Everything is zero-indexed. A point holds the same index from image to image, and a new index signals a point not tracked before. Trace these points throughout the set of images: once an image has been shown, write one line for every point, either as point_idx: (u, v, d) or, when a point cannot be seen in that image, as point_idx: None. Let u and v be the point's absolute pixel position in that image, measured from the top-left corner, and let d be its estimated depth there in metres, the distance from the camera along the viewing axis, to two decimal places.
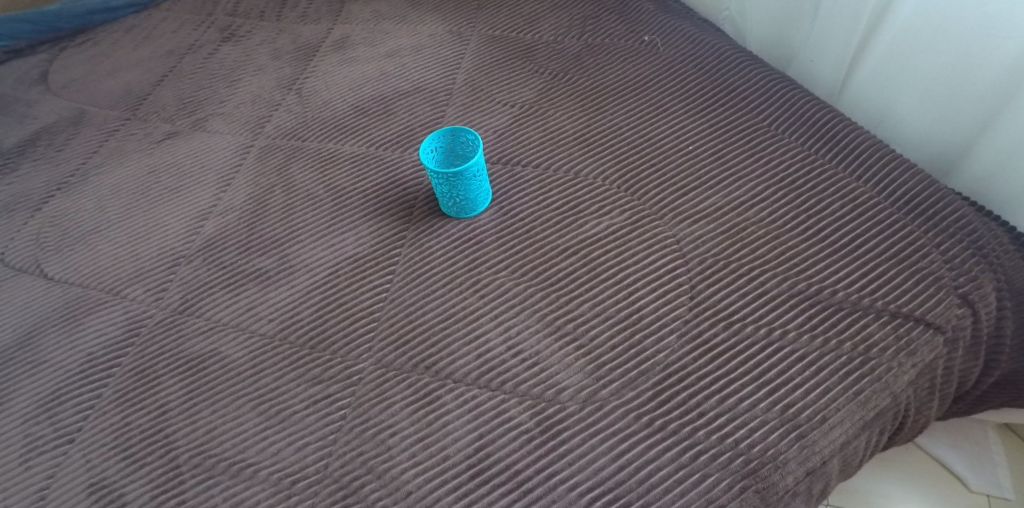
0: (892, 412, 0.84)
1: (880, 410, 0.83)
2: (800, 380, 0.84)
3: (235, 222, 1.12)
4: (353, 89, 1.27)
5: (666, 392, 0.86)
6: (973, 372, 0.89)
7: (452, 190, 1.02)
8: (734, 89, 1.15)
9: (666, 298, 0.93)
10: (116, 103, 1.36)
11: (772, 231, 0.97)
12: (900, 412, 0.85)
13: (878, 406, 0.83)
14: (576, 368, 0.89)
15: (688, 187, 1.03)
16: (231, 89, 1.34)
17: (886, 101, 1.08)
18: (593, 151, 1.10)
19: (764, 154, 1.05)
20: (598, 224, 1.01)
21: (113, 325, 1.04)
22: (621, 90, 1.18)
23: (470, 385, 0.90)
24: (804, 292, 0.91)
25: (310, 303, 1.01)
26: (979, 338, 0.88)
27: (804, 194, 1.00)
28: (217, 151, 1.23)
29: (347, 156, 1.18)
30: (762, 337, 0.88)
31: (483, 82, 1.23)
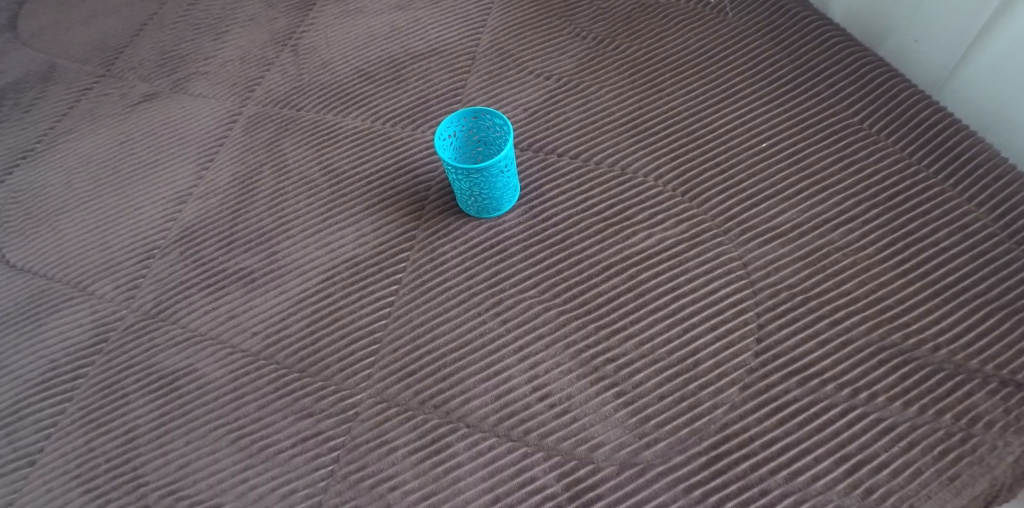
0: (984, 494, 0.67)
1: (973, 497, 0.67)
2: (886, 458, 0.70)
3: (216, 208, 0.96)
4: (358, 49, 1.09)
5: (722, 460, 0.71)
6: None
7: (472, 186, 0.84)
8: (818, 71, 0.95)
9: (727, 339, 0.77)
10: (91, 57, 1.19)
11: (859, 261, 0.80)
12: (992, 491, 0.67)
13: (972, 493, 0.67)
14: (616, 422, 0.74)
15: (760, 198, 0.86)
16: (218, 42, 1.17)
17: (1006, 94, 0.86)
18: (643, 140, 0.92)
19: (855, 159, 0.87)
20: (647, 238, 0.84)
21: (78, 328, 0.91)
22: (680, 64, 0.98)
23: (486, 434, 0.75)
24: (898, 346, 0.75)
25: (301, 314, 0.85)
26: None
27: (902, 215, 0.83)
28: (200, 120, 1.07)
29: (347, 131, 1.00)
30: (842, 399, 0.73)
31: (513, 46, 1.03)
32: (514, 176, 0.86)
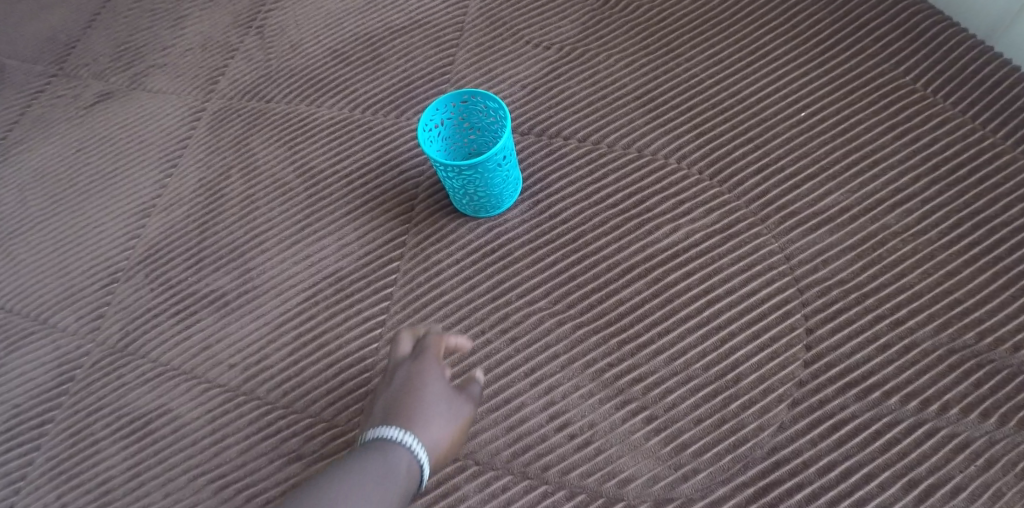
0: None
1: None
2: (962, 480, 0.61)
3: (182, 221, 0.86)
4: (330, 27, 0.96)
5: (771, 492, 0.62)
6: None
7: (465, 183, 0.72)
8: (859, 24, 0.83)
9: (772, 349, 0.67)
10: (41, 54, 1.07)
11: (920, 248, 0.71)
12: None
13: None
14: (648, 451, 0.64)
15: (801, 177, 0.75)
16: (177, 28, 1.05)
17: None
18: (661, 116, 0.80)
19: (908, 123, 0.77)
20: (672, 232, 0.73)
21: (40, 368, 0.80)
22: (699, 24, 0.86)
23: (499, 473, 0.65)
24: (971, 347, 0.66)
25: (284, 341, 0.75)
26: None
27: (967, 190, 0.73)
28: (161, 120, 0.95)
29: (323, 123, 0.88)
30: (909, 413, 0.64)
31: (505, 11, 0.90)
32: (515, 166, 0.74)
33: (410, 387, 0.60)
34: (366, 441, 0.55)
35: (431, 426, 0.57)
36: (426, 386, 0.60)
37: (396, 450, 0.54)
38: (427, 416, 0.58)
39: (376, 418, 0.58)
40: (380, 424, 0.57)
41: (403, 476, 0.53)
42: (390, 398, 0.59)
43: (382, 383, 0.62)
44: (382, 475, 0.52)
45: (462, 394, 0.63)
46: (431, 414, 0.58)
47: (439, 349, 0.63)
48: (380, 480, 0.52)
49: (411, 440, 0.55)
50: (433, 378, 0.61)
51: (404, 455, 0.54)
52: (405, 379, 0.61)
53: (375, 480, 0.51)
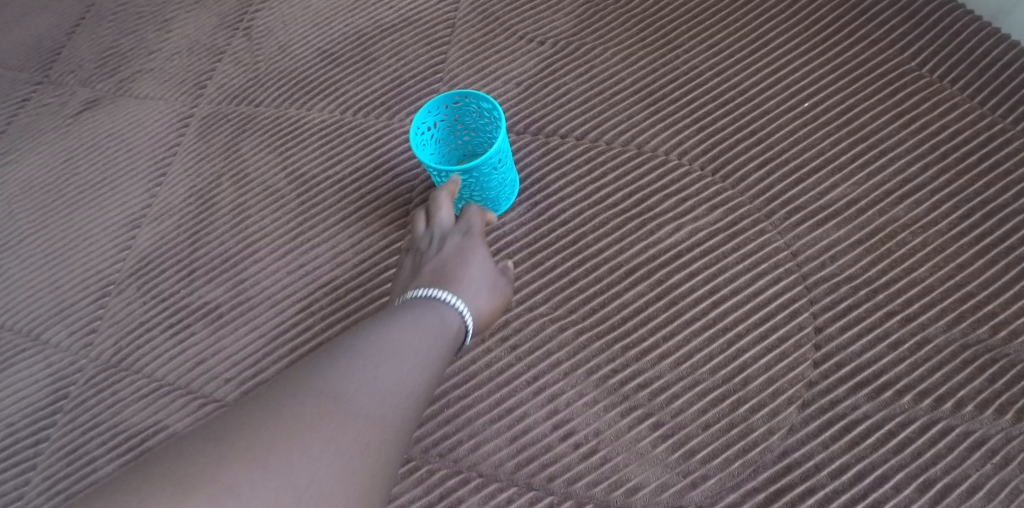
0: None
1: None
2: (979, 480, 0.59)
3: (173, 231, 0.84)
4: (319, 26, 0.94)
5: (783, 497, 0.60)
6: None
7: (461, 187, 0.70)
8: (862, 9, 0.81)
9: (781, 350, 0.65)
10: (25, 61, 1.05)
11: (930, 240, 0.69)
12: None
13: None
14: (655, 458, 0.63)
15: (806, 171, 0.73)
16: (163, 32, 1.02)
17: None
18: (660, 111, 0.78)
19: (915, 110, 0.74)
20: (675, 231, 0.71)
21: (33, 386, 0.79)
22: (697, 14, 0.83)
23: (503, 484, 0.63)
24: (985, 342, 0.64)
25: (280, 353, 0.74)
26: None
27: (978, 178, 0.70)
28: (148, 127, 0.93)
29: (313, 127, 0.86)
30: (923, 411, 0.62)
31: (497, 6, 0.88)
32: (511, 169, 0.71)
33: (456, 258, 0.65)
34: (416, 297, 0.60)
35: (476, 294, 0.63)
36: (469, 259, 0.65)
37: (444, 309, 0.59)
38: (473, 284, 0.63)
39: (422, 279, 0.64)
40: (428, 283, 0.63)
41: (450, 334, 0.58)
42: (436, 264, 0.65)
43: (424, 250, 0.68)
44: (431, 331, 0.57)
45: (501, 271, 0.68)
46: (474, 282, 0.64)
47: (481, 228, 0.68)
48: (429, 334, 0.57)
49: (457, 303, 0.61)
50: (476, 253, 0.66)
51: (450, 316, 0.60)
52: (450, 250, 0.66)
53: (424, 335, 0.56)
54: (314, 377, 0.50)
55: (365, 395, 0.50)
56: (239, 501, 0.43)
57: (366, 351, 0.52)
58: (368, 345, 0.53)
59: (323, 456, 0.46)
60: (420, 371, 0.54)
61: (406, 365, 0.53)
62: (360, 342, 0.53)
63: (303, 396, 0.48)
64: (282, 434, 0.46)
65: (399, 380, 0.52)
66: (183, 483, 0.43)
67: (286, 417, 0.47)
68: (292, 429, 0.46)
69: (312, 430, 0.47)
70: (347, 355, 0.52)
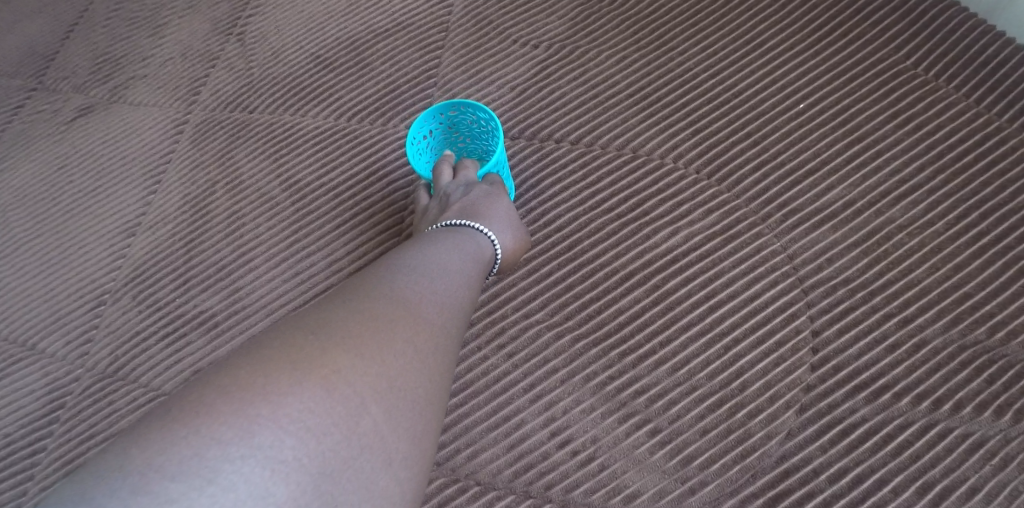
0: None
1: None
2: (978, 482, 0.59)
3: (168, 239, 0.84)
4: (312, 31, 0.94)
5: (782, 502, 0.60)
6: None
7: None
8: (857, 8, 0.80)
9: (778, 355, 0.65)
10: (18, 68, 1.04)
11: (927, 241, 0.68)
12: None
13: None
14: (653, 464, 0.62)
15: (802, 173, 0.73)
16: (156, 38, 1.02)
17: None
18: (655, 114, 0.77)
19: (911, 109, 0.74)
20: (671, 236, 0.71)
21: (29, 396, 0.78)
22: (691, 15, 0.83)
23: (501, 493, 0.63)
24: (983, 343, 0.64)
25: None
26: None
27: (974, 178, 0.70)
28: (143, 134, 0.93)
29: (308, 133, 0.86)
30: (921, 414, 0.62)
31: (490, 9, 0.88)
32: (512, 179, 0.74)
33: (484, 197, 0.68)
34: (450, 226, 0.64)
35: (507, 227, 0.66)
36: (498, 198, 0.68)
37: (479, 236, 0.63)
38: (501, 220, 0.66)
39: (452, 213, 0.66)
40: (460, 217, 0.65)
41: (485, 262, 0.63)
42: (466, 202, 0.67)
43: (449, 193, 0.70)
44: (471, 257, 0.61)
45: (519, 218, 0.71)
46: (503, 220, 0.67)
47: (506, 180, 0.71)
48: (470, 259, 0.61)
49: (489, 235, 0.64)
50: (501, 196, 0.69)
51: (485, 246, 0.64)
52: (476, 192, 0.69)
53: (467, 260, 0.60)
54: (384, 283, 0.53)
55: (434, 300, 0.53)
56: (350, 380, 0.46)
57: (423, 266, 0.56)
58: (420, 262, 0.56)
59: (409, 346, 0.49)
60: (466, 285, 0.58)
61: (457, 282, 0.57)
62: (414, 259, 0.57)
63: (381, 297, 0.51)
64: (373, 325, 0.49)
65: (455, 293, 0.56)
66: (289, 366, 0.45)
67: (371, 312, 0.50)
68: (378, 321, 0.49)
69: (399, 323, 0.50)
70: (408, 268, 0.55)
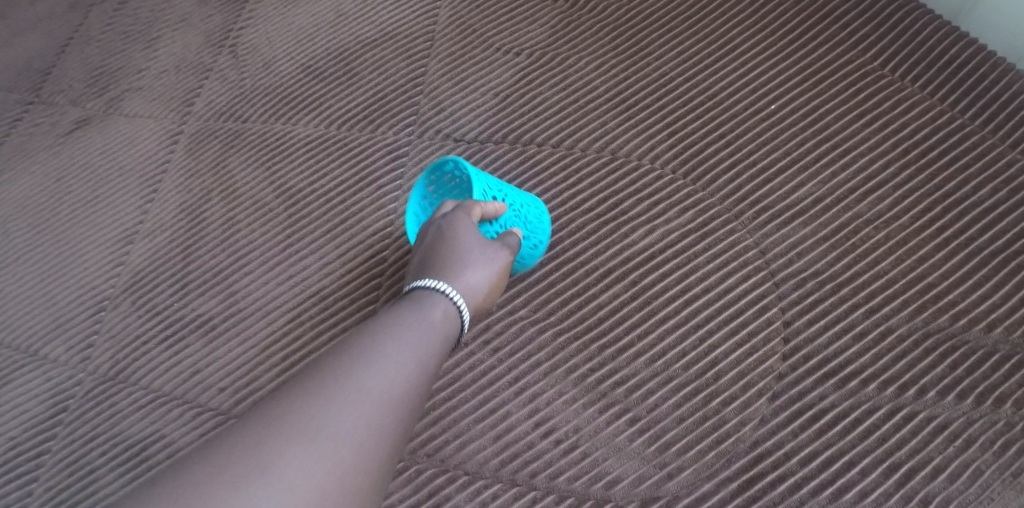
0: None
1: None
2: (942, 462, 0.62)
3: (165, 247, 0.86)
4: (302, 42, 0.97)
5: (755, 485, 0.63)
6: None
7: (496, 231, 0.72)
8: (826, 11, 0.83)
9: (750, 345, 0.68)
10: (16, 82, 1.07)
11: (893, 234, 0.72)
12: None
13: None
14: (631, 452, 0.66)
15: (773, 170, 0.76)
16: (150, 51, 1.04)
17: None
18: (633, 117, 0.80)
19: (877, 108, 0.77)
20: (648, 234, 0.74)
21: (33, 400, 0.81)
22: (667, 21, 0.86)
23: (487, 482, 0.66)
24: (945, 329, 0.67)
25: (270, 362, 0.76)
26: None
27: (938, 172, 0.73)
28: (139, 145, 0.95)
29: (300, 142, 0.89)
30: (887, 399, 0.65)
31: (475, 19, 0.91)
32: (517, 194, 0.75)
33: (446, 241, 0.65)
34: (404, 295, 0.61)
35: (465, 275, 0.62)
36: (456, 244, 0.64)
37: (428, 301, 0.59)
38: (457, 271, 0.62)
39: (412, 274, 0.64)
40: (416, 279, 0.63)
41: (430, 326, 0.57)
42: (425, 257, 0.65)
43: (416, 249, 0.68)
44: (394, 336, 0.54)
45: (497, 246, 0.67)
46: (462, 263, 0.63)
47: (475, 209, 0.68)
48: (411, 339, 0.55)
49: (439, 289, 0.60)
50: (462, 235, 0.65)
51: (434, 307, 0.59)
52: (439, 235, 0.66)
53: (384, 343, 0.53)
54: (264, 420, 0.48)
55: (326, 414, 0.48)
56: None
57: (315, 380, 0.51)
58: (336, 365, 0.51)
59: (288, 485, 0.45)
60: (394, 379, 0.52)
61: (374, 378, 0.51)
62: (307, 374, 0.51)
63: (272, 425, 0.48)
64: (249, 468, 0.46)
65: (361, 395, 0.50)
66: None
67: (241, 459, 0.46)
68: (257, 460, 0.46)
69: (279, 457, 0.46)
70: (314, 376, 0.51)
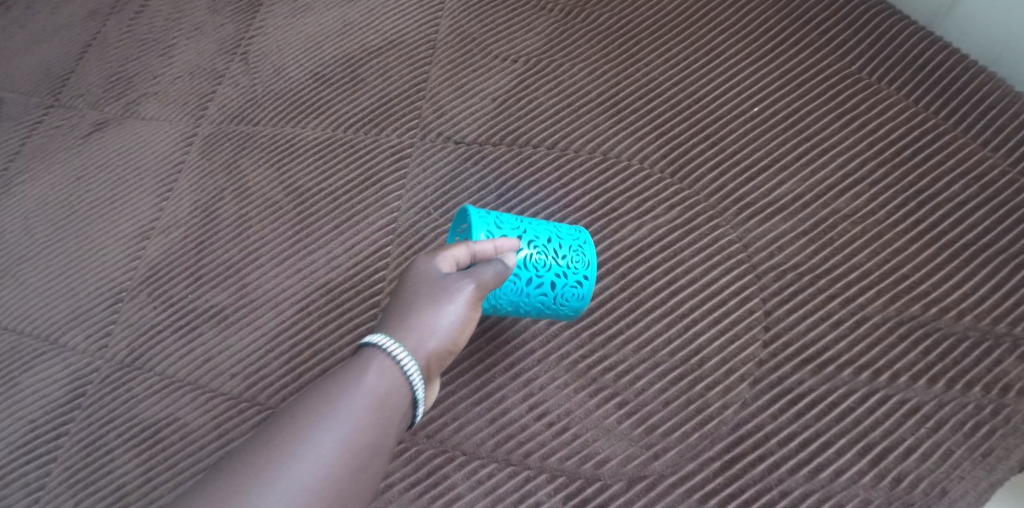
0: None
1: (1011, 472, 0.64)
2: (913, 442, 0.66)
3: (180, 242, 0.91)
4: (310, 49, 1.02)
5: (737, 464, 0.67)
6: None
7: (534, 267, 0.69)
8: (807, 20, 0.88)
9: (732, 332, 0.72)
10: (37, 86, 1.12)
11: (868, 229, 0.76)
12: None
13: (1010, 468, 0.64)
14: (620, 433, 0.70)
15: (755, 169, 0.80)
16: (165, 57, 1.09)
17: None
18: (623, 120, 0.85)
19: (854, 112, 0.82)
20: (636, 229, 0.79)
21: (54, 385, 0.86)
22: (657, 29, 0.91)
23: (484, 461, 0.70)
24: (917, 317, 0.71)
25: (279, 350, 0.81)
26: None
27: (912, 171, 0.78)
28: (155, 146, 1.00)
29: (309, 144, 0.93)
30: (862, 383, 0.69)
31: (475, 28, 0.96)
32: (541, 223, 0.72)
33: (402, 288, 0.60)
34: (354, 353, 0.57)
35: (412, 325, 0.56)
36: (410, 289, 0.59)
37: (365, 362, 0.54)
38: (403, 322, 0.57)
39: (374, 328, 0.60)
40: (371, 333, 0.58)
41: (365, 395, 0.52)
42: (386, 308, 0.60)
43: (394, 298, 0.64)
44: (313, 414, 0.50)
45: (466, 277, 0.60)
46: (409, 306, 0.58)
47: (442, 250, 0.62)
48: (340, 418, 0.50)
49: (373, 343, 0.55)
50: (418, 278, 0.60)
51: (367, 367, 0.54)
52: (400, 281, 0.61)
53: (309, 426, 0.50)
54: None
55: None
56: None
57: (235, 475, 0.48)
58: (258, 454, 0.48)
59: None
60: (318, 468, 0.48)
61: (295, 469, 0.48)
62: (226, 467, 0.48)
63: None
64: None
65: (281, 491, 0.47)
66: None
67: None
68: None
69: None
70: (235, 467, 0.48)
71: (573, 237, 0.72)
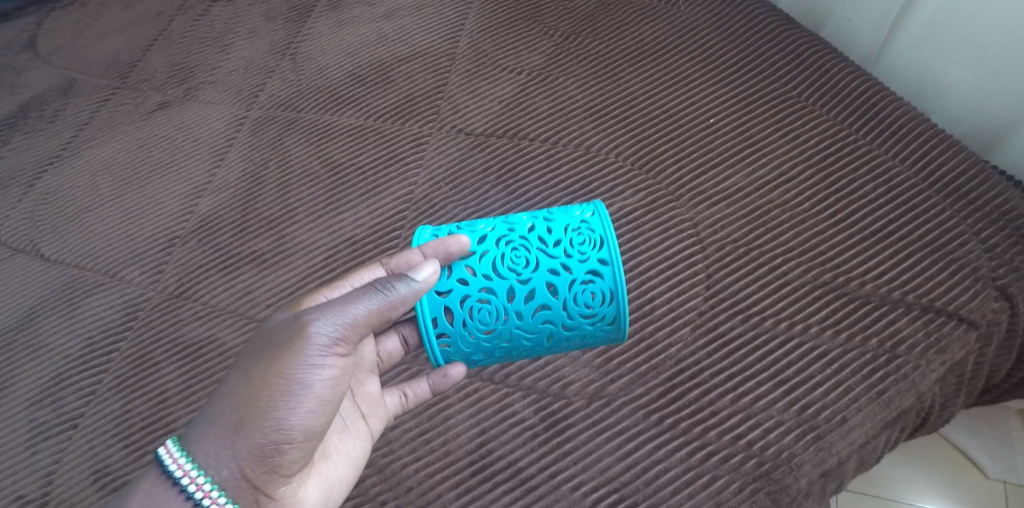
0: (916, 410, 0.83)
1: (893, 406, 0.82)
2: (819, 378, 0.83)
3: (228, 201, 1.08)
4: (350, 54, 1.21)
5: (677, 389, 0.84)
6: (987, 355, 0.86)
7: (522, 267, 0.78)
8: (760, 54, 1.08)
9: (681, 288, 0.90)
10: (107, 70, 1.30)
11: (795, 217, 0.94)
12: (923, 409, 0.84)
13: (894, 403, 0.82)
14: (585, 363, 0.87)
15: (710, 166, 0.99)
16: (223, 53, 1.28)
17: (942, 57, 1.00)
18: (605, 124, 1.05)
19: (791, 127, 1.01)
20: (609, 208, 0.97)
21: (110, 309, 1.01)
22: (638, 56, 1.12)
23: (472, 379, 0.87)
24: (829, 284, 0.89)
25: (308, 288, 0.97)
26: (993, 329, 0.85)
27: (833, 174, 0.97)
28: (210, 123, 1.18)
29: (345, 129, 1.12)
30: (781, 331, 0.86)
31: (488, 45, 1.16)
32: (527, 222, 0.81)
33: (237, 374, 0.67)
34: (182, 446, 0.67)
35: (224, 429, 0.65)
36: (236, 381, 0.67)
37: (165, 485, 0.65)
38: (219, 425, 0.66)
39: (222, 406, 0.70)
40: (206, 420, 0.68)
41: None
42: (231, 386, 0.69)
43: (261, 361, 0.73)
44: None
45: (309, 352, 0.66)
46: (231, 395, 0.66)
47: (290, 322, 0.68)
48: None
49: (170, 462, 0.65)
50: (244, 371, 0.67)
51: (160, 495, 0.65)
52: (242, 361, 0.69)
53: None
54: None
55: None
56: None
57: None
58: None
59: None
60: None
61: None
62: None
63: None
64: None
65: None
66: None
67: None
68: None
69: None
70: None
71: (570, 223, 0.80)
